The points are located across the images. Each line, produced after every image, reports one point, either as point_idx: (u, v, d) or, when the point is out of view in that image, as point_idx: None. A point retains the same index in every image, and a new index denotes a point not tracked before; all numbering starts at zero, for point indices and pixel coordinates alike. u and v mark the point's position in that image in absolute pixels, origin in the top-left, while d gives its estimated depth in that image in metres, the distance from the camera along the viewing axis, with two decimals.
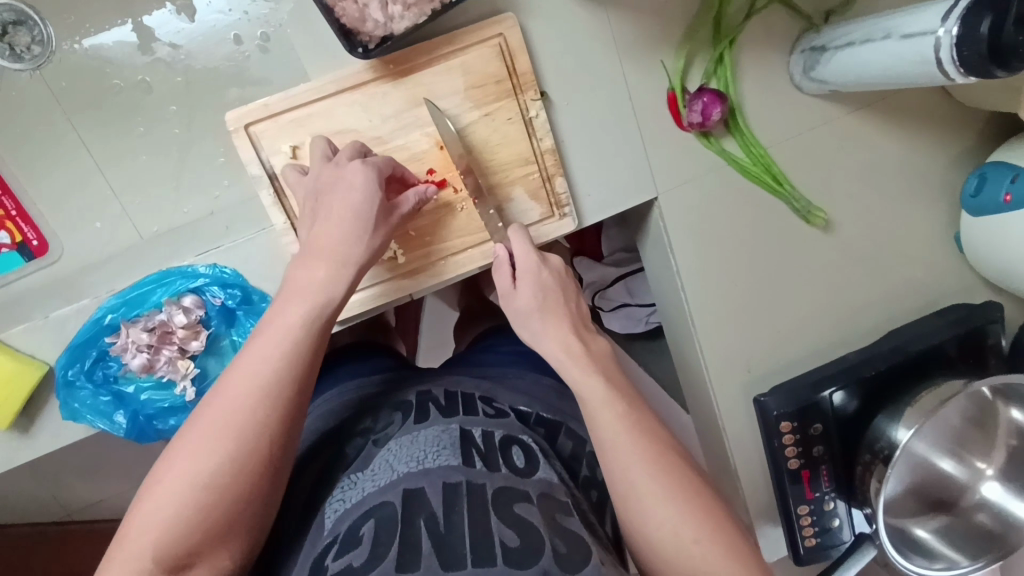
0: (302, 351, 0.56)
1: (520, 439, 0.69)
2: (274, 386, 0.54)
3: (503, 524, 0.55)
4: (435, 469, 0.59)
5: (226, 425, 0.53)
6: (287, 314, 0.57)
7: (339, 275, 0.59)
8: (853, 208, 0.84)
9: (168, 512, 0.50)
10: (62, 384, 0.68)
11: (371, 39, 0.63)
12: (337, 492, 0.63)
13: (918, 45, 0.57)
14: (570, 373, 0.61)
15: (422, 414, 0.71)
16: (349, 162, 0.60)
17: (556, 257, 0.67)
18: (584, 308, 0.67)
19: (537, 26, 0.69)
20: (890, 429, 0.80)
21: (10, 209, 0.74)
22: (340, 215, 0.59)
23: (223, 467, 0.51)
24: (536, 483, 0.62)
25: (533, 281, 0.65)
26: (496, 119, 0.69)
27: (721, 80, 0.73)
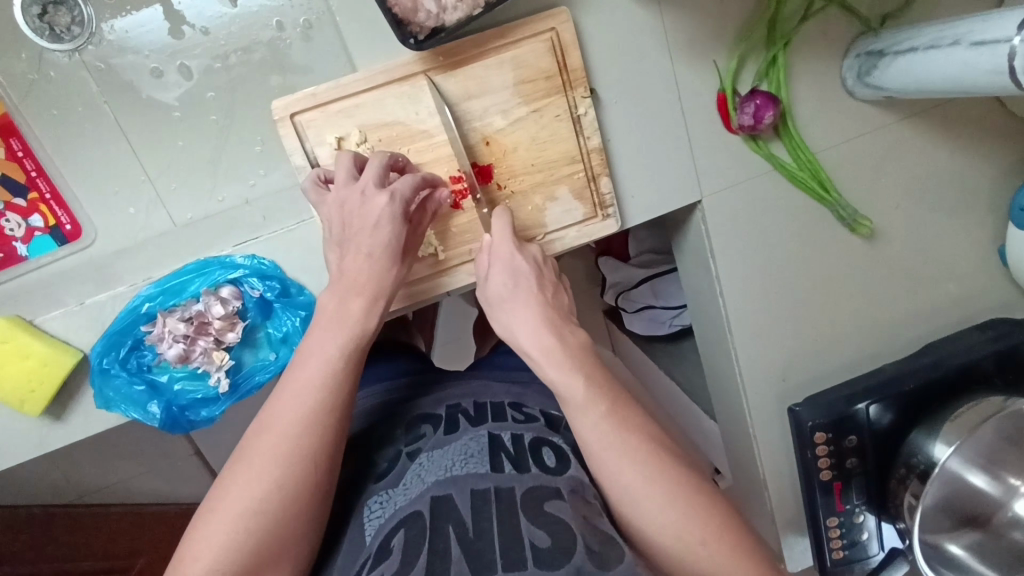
0: (339, 380, 0.58)
1: (551, 440, 0.66)
2: (316, 412, 0.56)
3: (533, 526, 0.52)
4: (463, 476, 0.57)
5: (270, 454, 0.54)
6: (324, 346, 0.59)
7: (375, 310, 0.61)
8: (897, 218, 0.82)
9: (220, 536, 0.51)
10: (97, 372, 0.67)
11: (422, 29, 0.61)
12: (372, 505, 0.62)
13: (990, 55, 0.55)
14: (543, 369, 0.58)
15: (451, 426, 0.69)
16: (372, 186, 0.60)
17: (534, 247, 0.67)
18: (563, 301, 0.64)
19: (590, 20, 0.67)
20: (927, 445, 0.79)
21: (45, 192, 0.74)
22: (368, 249, 0.61)
23: (271, 492, 0.53)
24: (567, 480, 0.59)
25: (509, 269, 0.63)
26: (544, 116, 0.67)
27: (772, 82, 0.72)
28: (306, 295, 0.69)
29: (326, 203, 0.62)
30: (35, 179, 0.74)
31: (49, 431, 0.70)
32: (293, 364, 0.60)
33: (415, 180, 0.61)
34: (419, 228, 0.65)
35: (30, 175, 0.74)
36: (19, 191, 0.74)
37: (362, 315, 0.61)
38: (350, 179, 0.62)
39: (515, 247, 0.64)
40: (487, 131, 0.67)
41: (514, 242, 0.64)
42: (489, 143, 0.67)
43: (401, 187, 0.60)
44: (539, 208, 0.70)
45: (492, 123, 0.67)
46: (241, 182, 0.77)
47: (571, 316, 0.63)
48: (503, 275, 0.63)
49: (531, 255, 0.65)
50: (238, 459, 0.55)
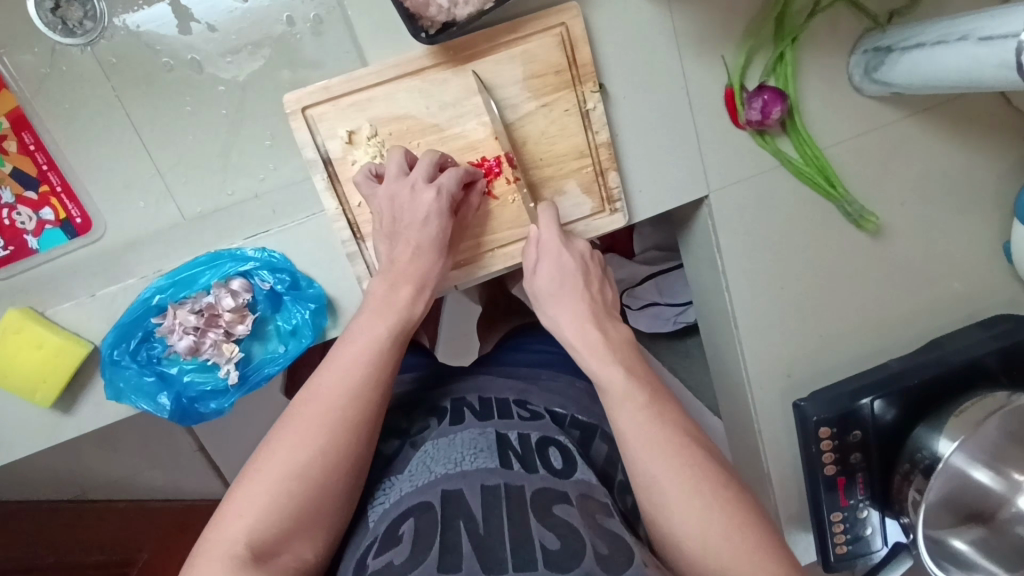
0: (385, 356, 0.59)
1: (558, 440, 0.67)
2: (363, 386, 0.57)
3: (542, 526, 0.53)
4: (473, 471, 0.58)
5: (317, 423, 0.55)
6: (373, 323, 0.60)
7: (421, 291, 0.62)
8: (903, 215, 0.82)
9: (261, 497, 0.52)
10: (108, 363, 0.67)
11: (433, 24, 0.62)
12: (377, 495, 0.62)
13: (998, 50, 0.55)
14: (588, 363, 0.60)
15: (457, 416, 0.70)
16: (422, 183, 0.61)
17: (582, 242, 0.67)
18: (608, 296, 0.66)
19: (600, 16, 0.67)
20: (932, 440, 0.79)
21: (56, 184, 0.75)
22: (417, 242, 0.61)
23: (315, 459, 0.54)
24: (574, 483, 0.60)
25: (557, 263, 0.64)
26: (554, 110, 0.67)
27: (781, 77, 0.72)
28: (316, 288, 0.69)
29: (370, 199, 0.63)
30: (47, 172, 0.75)
31: (59, 421, 0.70)
32: (343, 338, 0.60)
33: (461, 174, 0.63)
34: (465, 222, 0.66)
35: (42, 168, 0.74)
36: (30, 184, 0.75)
37: (409, 301, 0.61)
38: (398, 176, 0.62)
39: (562, 242, 0.65)
40: (497, 125, 0.67)
41: (561, 237, 0.65)
42: (498, 137, 0.67)
43: (447, 182, 0.61)
44: (548, 203, 0.70)
45: (501, 118, 0.67)
46: (250, 177, 0.77)
47: (615, 311, 0.65)
48: (551, 269, 0.64)
49: (578, 249, 0.66)
50: (285, 424, 0.56)
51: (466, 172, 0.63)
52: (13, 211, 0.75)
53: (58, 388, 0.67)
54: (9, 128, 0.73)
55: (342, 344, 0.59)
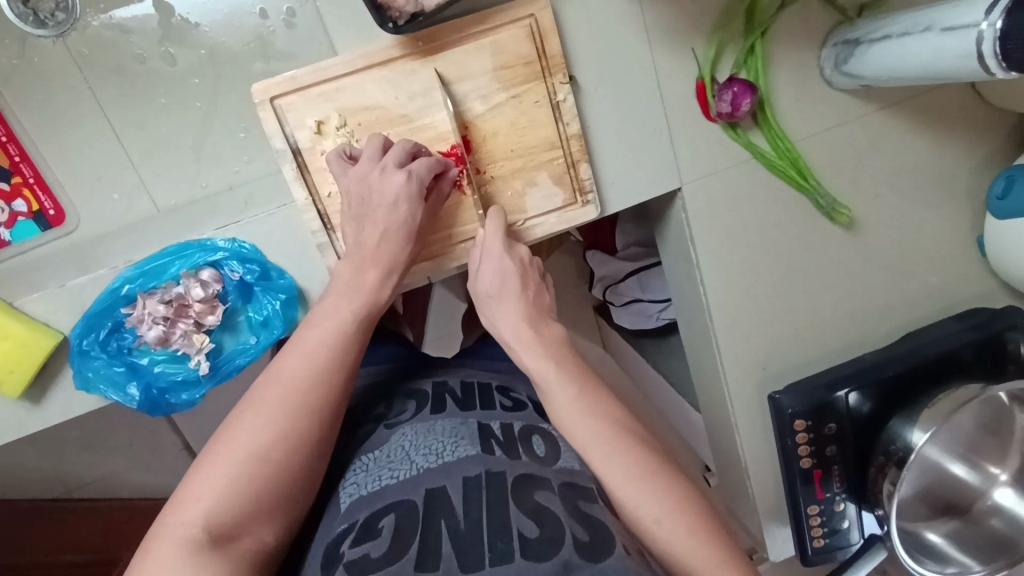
0: (350, 343, 0.60)
1: (541, 430, 0.66)
2: (327, 371, 0.58)
3: (522, 514, 0.51)
4: (456, 465, 0.56)
5: (279, 405, 0.56)
6: (338, 308, 0.60)
7: (387, 280, 0.63)
8: (877, 208, 0.83)
9: (220, 479, 0.52)
10: (77, 354, 0.67)
11: (402, 14, 0.61)
12: (349, 476, 0.62)
13: (960, 40, 0.56)
14: (519, 357, 0.61)
15: (438, 405, 0.69)
16: (393, 168, 0.61)
17: (523, 248, 0.67)
18: (546, 301, 0.66)
19: (569, 7, 0.68)
20: (905, 430, 0.80)
21: (28, 176, 0.75)
22: (384, 227, 0.61)
23: (276, 441, 0.54)
24: (557, 471, 0.59)
25: (498, 269, 0.64)
26: (524, 101, 0.68)
27: (751, 70, 0.72)
28: (286, 278, 0.69)
29: (344, 182, 0.63)
30: (19, 163, 0.74)
31: (26, 416, 0.69)
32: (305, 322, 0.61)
33: (434, 162, 0.63)
34: (435, 210, 0.66)
35: (14, 159, 0.74)
36: (2, 175, 0.74)
37: (376, 286, 0.62)
38: (372, 162, 0.62)
39: (505, 245, 0.65)
40: (467, 116, 0.67)
41: (504, 241, 0.65)
42: (469, 129, 0.68)
43: (418, 168, 0.61)
44: (520, 194, 0.70)
45: (470, 109, 0.67)
46: (225, 169, 0.78)
47: (549, 312, 0.64)
48: (491, 273, 0.64)
49: (520, 253, 0.66)
50: (246, 406, 0.56)
51: (438, 160, 0.63)
52: None
53: (26, 381, 0.66)
54: None
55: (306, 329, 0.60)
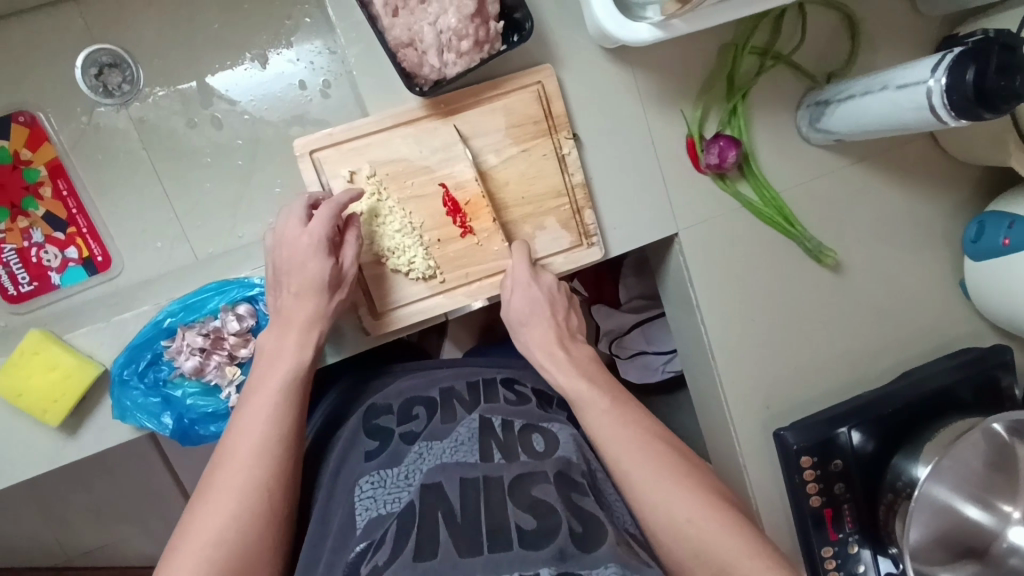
0: (287, 411, 0.65)
1: (541, 426, 0.68)
2: (264, 443, 0.62)
3: (519, 511, 0.55)
4: (452, 465, 0.60)
5: (228, 489, 0.59)
6: (267, 384, 0.65)
7: (307, 341, 0.68)
8: (862, 253, 0.89)
9: (187, 568, 0.54)
10: (116, 383, 0.71)
11: (427, 81, 0.71)
12: (362, 485, 0.65)
13: (913, 94, 0.65)
14: (555, 377, 0.72)
15: (448, 412, 0.72)
16: (297, 235, 0.68)
17: (548, 275, 0.76)
18: (571, 321, 0.78)
19: (571, 75, 0.77)
20: (910, 467, 0.82)
21: (82, 227, 0.82)
22: (297, 289, 0.68)
23: (228, 523, 0.57)
24: (553, 463, 0.62)
25: (527, 297, 0.74)
26: (533, 154, 0.76)
27: (735, 128, 0.81)
28: None
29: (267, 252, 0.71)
30: (75, 216, 0.82)
31: (61, 446, 0.72)
32: (243, 398, 0.66)
33: (327, 217, 0.67)
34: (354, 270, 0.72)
35: (71, 212, 0.82)
36: (58, 226, 0.82)
37: (296, 348, 0.68)
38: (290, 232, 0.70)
39: (530, 278, 0.74)
40: (481, 168, 0.75)
41: (530, 272, 0.74)
42: (484, 178, 0.75)
43: (313, 228, 0.67)
44: (529, 236, 0.77)
45: (486, 161, 0.75)
46: (260, 221, 0.86)
47: (576, 334, 0.77)
48: (522, 302, 0.74)
49: (546, 284, 0.76)
50: (202, 496, 0.60)
51: (331, 215, 0.68)
52: (41, 250, 0.82)
53: (66, 410, 0.70)
54: (45, 176, 0.81)
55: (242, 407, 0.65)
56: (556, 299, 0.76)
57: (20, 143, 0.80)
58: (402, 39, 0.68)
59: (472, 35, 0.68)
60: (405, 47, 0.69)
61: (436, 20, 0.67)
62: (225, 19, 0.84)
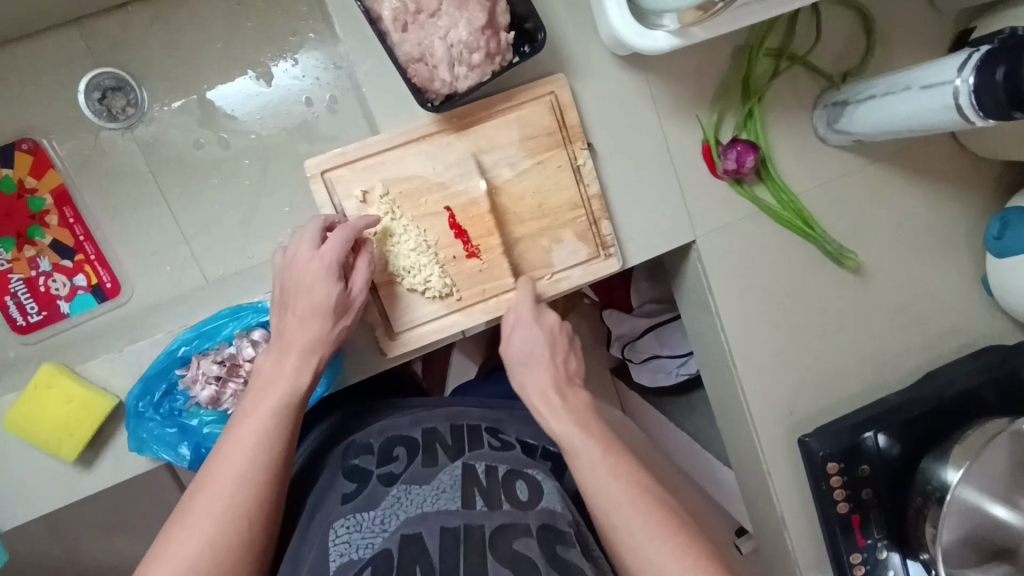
0: (275, 437, 0.63)
1: (526, 473, 0.69)
2: (249, 470, 0.60)
3: (499, 564, 0.56)
4: (434, 513, 0.61)
5: (207, 515, 0.57)
6: (259, 407, 0.63)
7: (306, 365, 0.66)
8: (882, 254, 0.88)
9: None
10: (132, 415, 0.69)
11: (438, 95, 0.69)
12: (338, 528, 0.64)
13: (938, 95, 0.63)
14: (546, 422, 0.69)
15: (429, 455, 0.71)
16: (309, 255, 0.66)
17: (551, 314, 0.74)
18: (572, 365, 0.74)
19: (583, 84, 0.76)
20: (939, 471, 0.80)
21: (90, 254, 0.81)
22: (303, 312, 0.66)
23: (204, 552, 0.55)
24: (536, 514, 0.62)
25: (528, 337, 0.72)
26: (548, 166, 0.74)
27: (751, 132, 0.80)
28: None
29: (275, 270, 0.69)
30: (82, 242, 0.81)
31: (75, 480, 0.71)
32: (234, 419, 0.64)
33: (343, 238, 0.66)
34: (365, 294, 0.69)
35: (78, 239, 0.81)
36: (67, 253, 0.81)
37: (293, 373, 0.65)
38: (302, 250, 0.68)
39: (534, 314, 0.73)
40: (496, 182, 0.74)
41: (532, 310, 0.73)
42: (499, 192, 0.74)
43: (328, 249, 0.65)
44: (546, 250, 0.76)
45: (500, 175, 0.74)
46: (270, 242, 0.84)
47: (575, 379, 0.73)
48: (523, 339, 0.72)
49: (549, 323, 0.74)
50: (177, 521, 0.57)
51: (348, 237, 0.66)
52: (49, 279, 0.80)
53: (82, 444, 0.69)
54: (51, 203, 0.80)
55: (232, 429, 0.62)
56: (556, 341, 0.74)
57: (25, 170, 0.79)
58: (412, 54, 0.67)
59: (483, 48, 0.67)
60: (415, 63, 0.67)
61: (446, 34, 0.66)
62: (230, 38, 0.83)
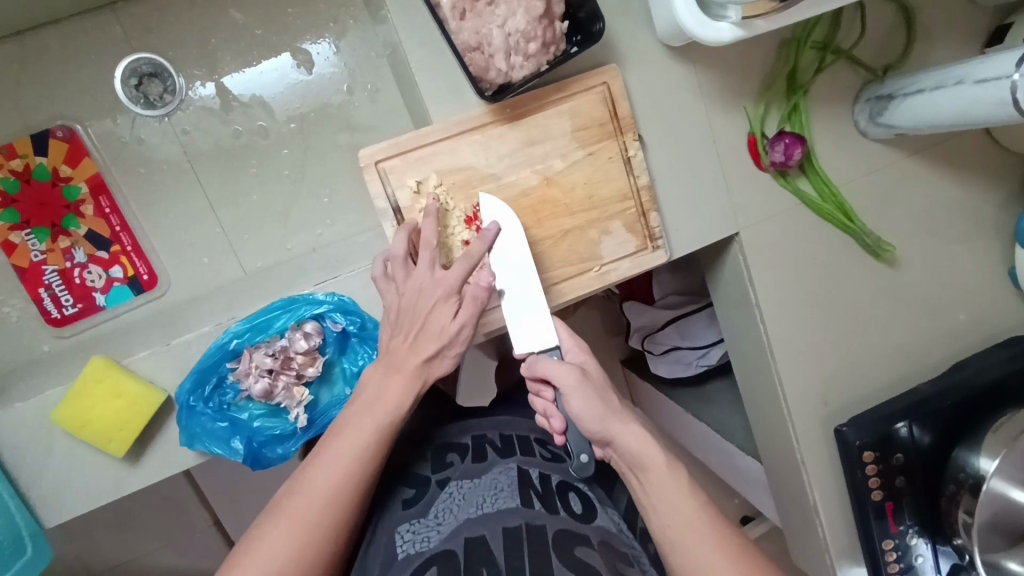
0: (377, 448, 0.59)
1: (577, 486, 0.67)
2: (349, 482, 0.57)
3: (564, 565, 0.53)
4: (494, 514, 0.57)
5: (301, 518, 0.54)
6: (367, 418, 0.60)
7: (413, 381, 0.63)
8: (916, 246, 0.89)
9: None
10: (183, 409, 0.68)
11: (492, 85, 0.69)
12: (402, 533, 0.60)
13: (994, 89, 0.64)
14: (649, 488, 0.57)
15: (480, 455, 0.70)
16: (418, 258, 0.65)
17: (595, 366, 0.66)
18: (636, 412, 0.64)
19: (634, 75, 0.76)
20: (972, 459, 0.81)
21: (127, 245, 0.80)
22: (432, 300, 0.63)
23: (294, 558, 0.52)
24: (595, 529, 0.60)
25: (589, 394, 0.61)
26: (598, 158, 0.74)
27: (795, 125, 0.81)
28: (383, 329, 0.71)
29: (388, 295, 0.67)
30: (119, 233, 0.79)
31: (122, 475, 0.70)
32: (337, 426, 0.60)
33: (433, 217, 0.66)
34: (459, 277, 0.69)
35: (114, 229, 0.79)
36: (102, 244, 0.79)
37: (407, 386, 0.62)
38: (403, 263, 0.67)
39: (579, 373, 0.63)
40: (547, 172, 0.73)
41: (575, 368, 0.63)
42: (550, 183, 0.73)
43: (423, 228, 0.66)
44: (595, 241, 0.75)
45: (552, 166, 0.73)
46: (310, 233, 0.84)
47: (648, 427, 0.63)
48: (584, 402, 0.61)
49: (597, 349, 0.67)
50: (267, 520, 0.54)
51: (431, 207, 0.67)
52: (83, 270, 0.78)
53: (131, 439, 0.67)
54: (87, 193, 0.78)
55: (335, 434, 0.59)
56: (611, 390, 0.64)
57: (59, 159, 0.77)
58: (470, 42, 0.66)
59: (541, 37, 0.66)
60: (472, 51, 0.67)
61: (505, 23, 0.65)
62: (269, 24, 0.81)
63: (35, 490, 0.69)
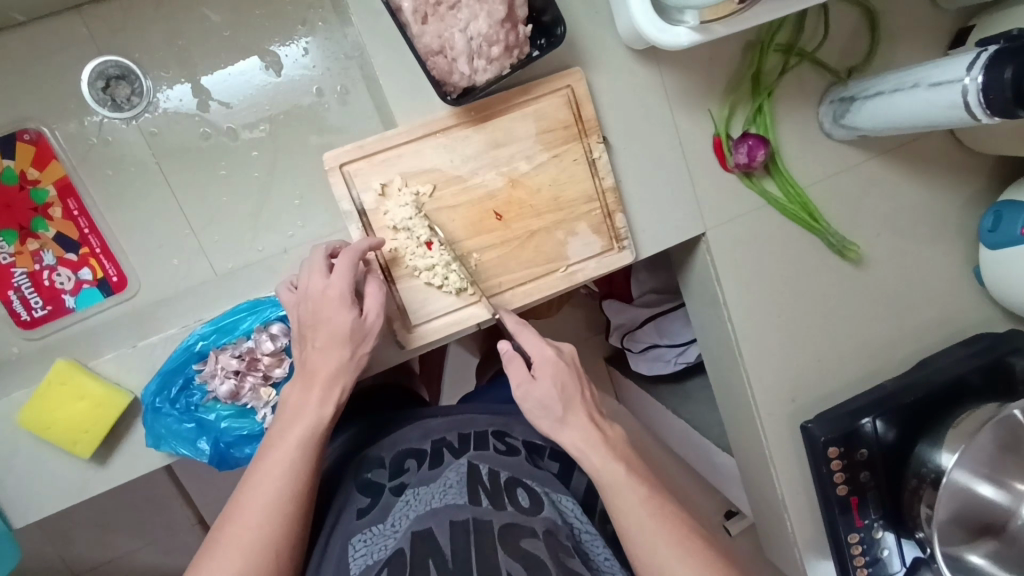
0: (304, 463, 0.63)
1: (527, 482, 0.67)
2: (279, 500, 0.61)
3: (510, 558, 0.54)
4: (442, 509, 0.59)
5: (239, 543, 0.58)
6: (287, 436, 0.64)
7: (329, 396, 0.66)
8: (882, 245, 0.90)
9: None
10: (149, 411, 0.69)
11: (456, 89, 0.69)
12: (355, 543, 0.63)
13: (947, 93, 0.66)
14: (589, 460, 0.65)
15: (437, 460, 0.71)
16: (323, 276, 0.65)
17: (568, 346, 0.70)
18: (595, 394, 0.70)
19: (598, 77, 0.76)
20: (934, 454, 0.83)
21: (95, 246, 0.80)
22: (329, 316, 0.64)
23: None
24: (542, 519, 0.60)
25: (557, 384, 0.66)
26: (563, 160, 0.75)
27: (760, 126, 0.81)
28: None
29: (292, 308, 0.67)
30: (88, 235, 0.80)
31: (87, 475, 0.70)
32: (263, 446, 0.64)
33: (348, 263, 0.65)
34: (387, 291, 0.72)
35: (83, 232, 0.80)
36: (71, 246, 0.80)
37: (318, 403, 0.65)
38: (307, 275, 0.67)
39: (556, 354, 0.67)
40: (513, 175, 0.74)
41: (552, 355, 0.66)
42: (515, 185, 0.74)
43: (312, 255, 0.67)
44: (562, 242, 0.76)
45: (518, 168, 0.74)
46: (281, 233, 0.85)
47: (605, 414, 0.70)
48: (543, 392, 0.65)
49: (566, 356, 0.69)
50: (208, 548, 0.58)
51: (366, 243, 0.67)
52: (53, 272, 0.79)
53: (96, 440, 0.68)
54: (55, 196, 0.79)
55: (261, 457, 0.63)
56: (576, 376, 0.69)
57: (26, 161, 0.78)
58: (432, 46, 0.66)
59: (503, 41, 0.66)
60: (434, 55, 0.67)
61: (466, 27, 0.65)
62: (236, 25, 0.82)
63: (4, 492, 0.70)
